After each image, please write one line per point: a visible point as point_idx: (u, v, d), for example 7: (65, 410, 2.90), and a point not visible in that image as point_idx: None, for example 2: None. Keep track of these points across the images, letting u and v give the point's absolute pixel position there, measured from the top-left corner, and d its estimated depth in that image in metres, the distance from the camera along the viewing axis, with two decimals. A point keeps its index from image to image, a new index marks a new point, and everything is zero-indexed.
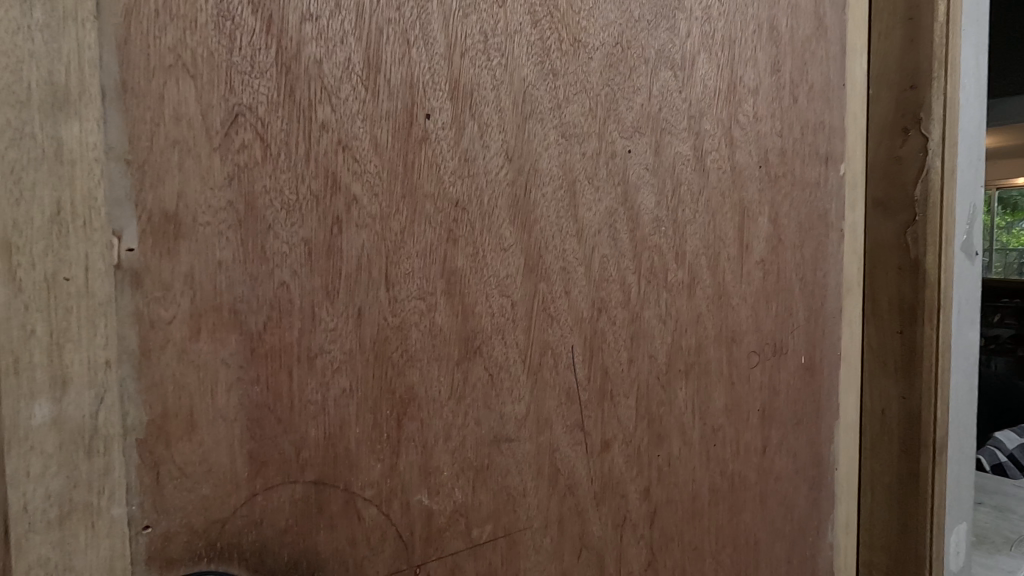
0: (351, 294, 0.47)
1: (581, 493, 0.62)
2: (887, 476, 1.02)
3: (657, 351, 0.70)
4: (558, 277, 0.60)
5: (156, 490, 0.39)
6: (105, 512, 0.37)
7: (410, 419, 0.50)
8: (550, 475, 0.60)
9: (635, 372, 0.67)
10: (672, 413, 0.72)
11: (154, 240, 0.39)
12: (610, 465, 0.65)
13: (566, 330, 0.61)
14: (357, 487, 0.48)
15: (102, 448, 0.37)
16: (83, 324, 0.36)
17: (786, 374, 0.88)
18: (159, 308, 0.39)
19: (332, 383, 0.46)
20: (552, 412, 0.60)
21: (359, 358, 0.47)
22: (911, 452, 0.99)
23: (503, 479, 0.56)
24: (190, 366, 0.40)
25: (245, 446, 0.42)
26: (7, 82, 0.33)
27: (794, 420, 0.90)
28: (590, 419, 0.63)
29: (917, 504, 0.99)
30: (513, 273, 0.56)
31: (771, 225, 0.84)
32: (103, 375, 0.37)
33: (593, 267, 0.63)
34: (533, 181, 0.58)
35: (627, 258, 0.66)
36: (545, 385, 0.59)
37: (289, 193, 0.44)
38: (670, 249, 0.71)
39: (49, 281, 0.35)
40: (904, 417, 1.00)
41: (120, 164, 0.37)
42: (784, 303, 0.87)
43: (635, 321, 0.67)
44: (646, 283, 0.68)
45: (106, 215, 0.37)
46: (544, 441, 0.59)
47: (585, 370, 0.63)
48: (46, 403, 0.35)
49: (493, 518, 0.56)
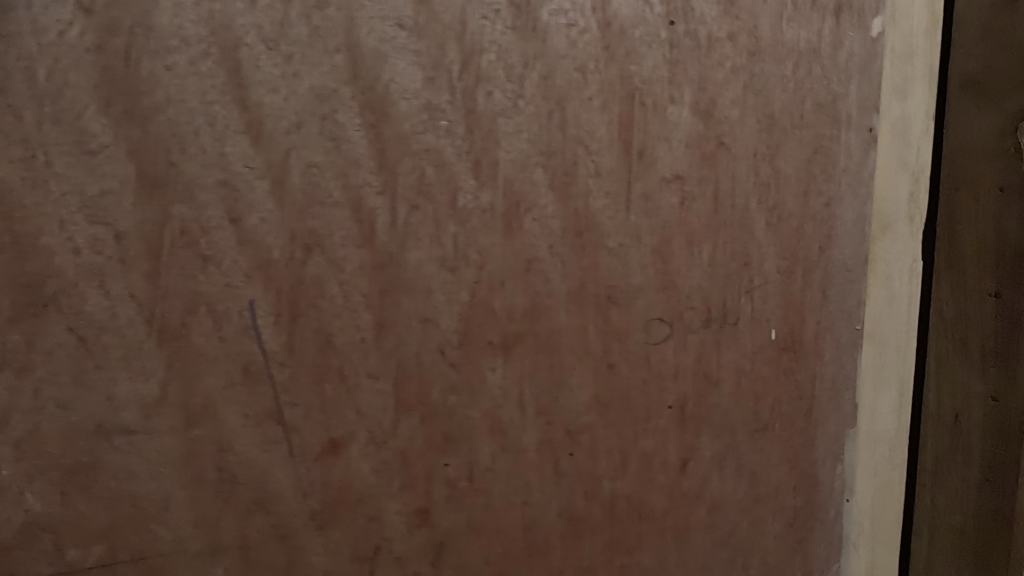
0: None
1: (282, 511, 0.44)
2: (958, 504, 0.71)
3: (436, 314, 0.46)
4: (213, 198, 0.39)
5: None
6: None
7: None
8: (219, 484, 0.42)
9: (388, 343, 0.45)
10: (475, 405, 0.48)
11: None
12: (342, 474, 0.45)
13: (235, 278, 0.41)
14: None
15: None
16: None
17: (736, 356, 0.57)
18: None
19: None
20: (214, 394, 0.41)
21: None
22: (1000, 473, 0.68)
23: (122, 486, 0.40)
24: None
25: None
26: None
27: (755, 425, 0.59)
28: (295, 408, 0.43)
29: (1005, 547, 0.69)
30: (116, 190, 0.38)
31: (704, 122, 0.52)
32: None
33: (289, 185, 0.41)
34: (143, 44, 0.37)
35: (365, 171, 0.43)
36: (198, 357, 0.40)
37: None
38: (461, 158, 0.45)
39: None
40: (992, 420, 0.68)
41: None
42: (732, 247, 0.55)
43: (384, 266, 0.44)
44: (408, 209, 0.44)
45: None
46: (202, 436, 0.41)
47: (281, 338, 0.42)
48: None
49: (108, 536, 0.40)
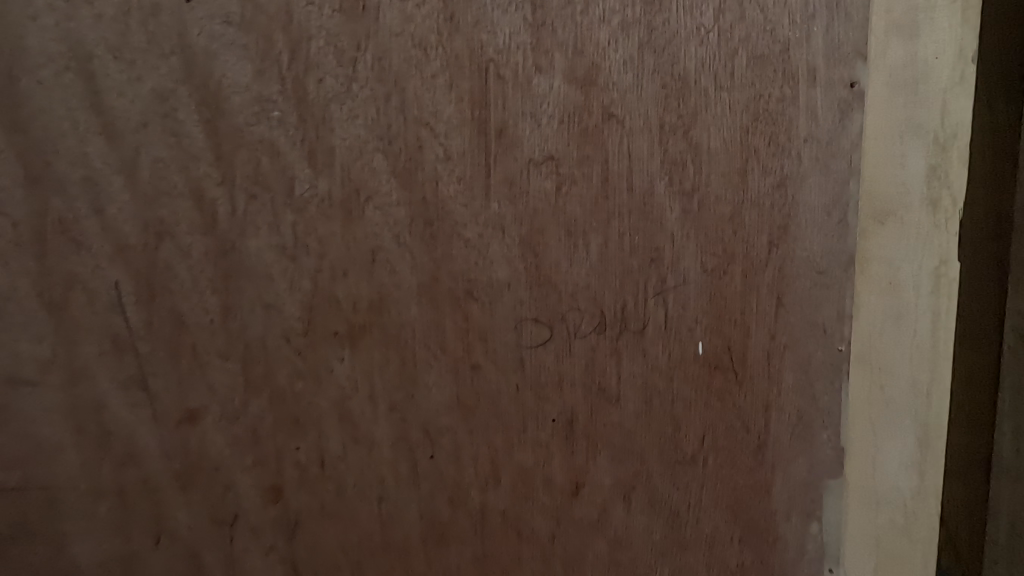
0: None
1: (150, 467, 0.49)
2: None
3: (279, 300, 0.47)
4: (81, 191, 0.46)
5: None
6: None
7: None
8: (99, 437, 0.49)
9: (233, 325, 0.47)
10: (322, 394, 0.48)
11: None
12: (199, 443, 0.49)
13: (101, 260, 0.47)
14: None
15: None
16: None
17: (642, 370, 0.48)
18: None
19: None
20: (91, 359, 0.48)
21: None
22: None
23: (27, 426, 0.49)
24: None
25: None
26: None
27: (674, 454, 0.49)
28: (155, 378, 0.48)
29: None
30: (9, 186, 0.46)
31: (583, 91, 0.45)
32: None
33: (139, 178, 0.46)
34: (20, 65, 0.44)
35: (204, 162, 0.46)
36: (77, 326, 0.48)
37: None
38: (293, 147, 0.45)
39: None
40: None
41: None
42: (634, 239, 0.46)
43: (226, 252, 0.47)
44: (246, 198, 0.46)
45: None
46: (83, 394, 0.48)
47: (140, 315, 0.47)
48: None
49: (20, 465, 0.49)
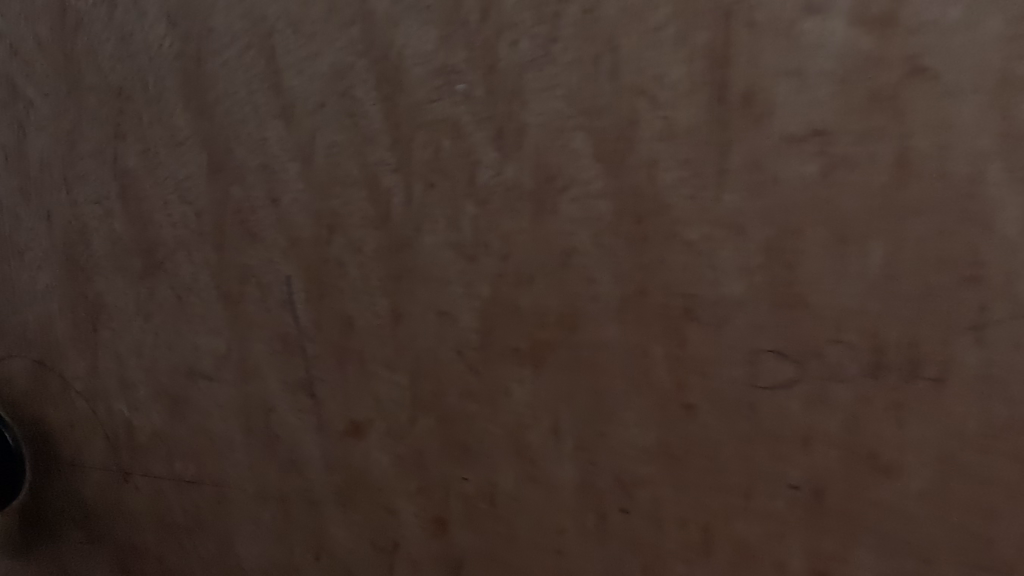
0: (38, 195, 0.49)
1: (312, 478, 0.46)
2: None
3: (454, 307, 0.40)
4: (258, 179, 0.43)
5: None
6: None
7: (104, 326, 0.49)
8: (266, 439, 0.46)
9: (403, 332, 0.42)
10: (497, 420, 0.41)
11: None
12: (362, 460, 0.44)
13: (275, 254, 0.43)
14: (70, 379, 0.51)
15: None
16: None
17: (937, 434, 0.34)
18: None
19: (38, 278, 0.50)
20: (261, 358, 0.45)
21: (53, 257, 0.49)
22: None
23: (202, 421, 0.48)
24: None
25: None
26: None
27: (980, 557, 0.34)
28: (322, 384, 0.44)
29: None
30: (194, 174, 0.44)
31: (876, 38, 0.31)
32: None
33: (314, 165, 0.41)
34: (207, 46, 0.42)
35: (380, 147, 0.40)
36: (250, 322, 0.45)
37: None
38: (479, 126, 0.38)
39: None
40: None
41: None
42: (943, 250, 0.32)
43: (398, 250, 0.41)
44: (424, 187, 0.40)
45: None
46: (254, 393, 0.46)
47: (310, 314, 0.43)
48: None
49: (195, 459, 0.48)
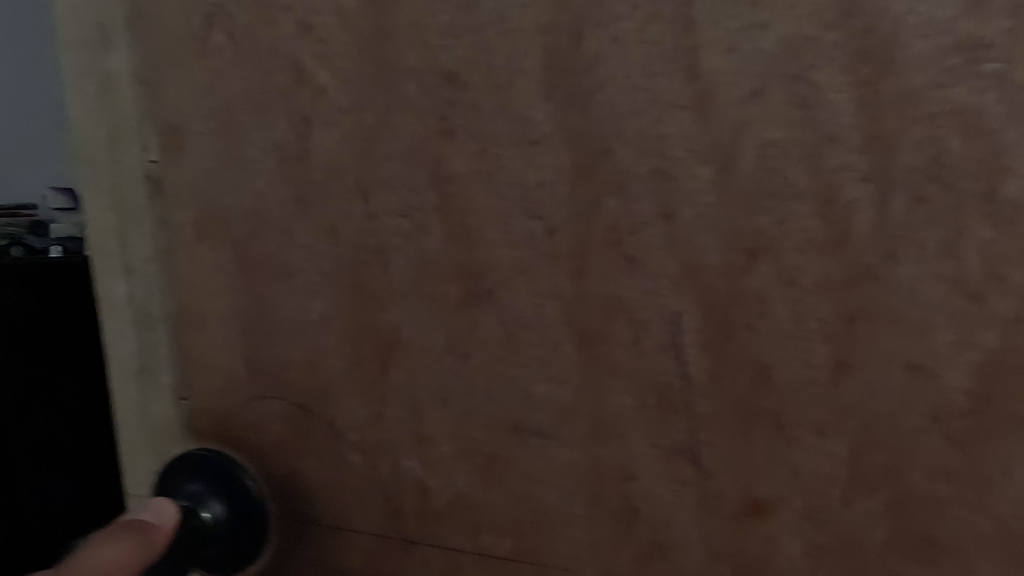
0: (321, 205, 0.40)
1: (682, 565, 0.36)
2: None
3: (934, 360, 0.31)
4: (647, 190, 0.33)
5: (186, 370, 0.46)
6: (159, 379, 0.47)
7: (398, 366, 0.40)
8: (619, 512, 0.37)
9: (849, 390, 0.32)
10: (984, 508, 0.31)
11: (165, 150, 0.43)
12: (760, 546, 0.35)
13: (661, 285, 0.34)
14: (343, 427, 0.42)
15: (153, 326, 0.46)
16: (133, 224, 0.45)
17: None
18: (173, 214, 0.44)
19: (310, 307, 0.41)
20: (622, 414, 0.36)
21: (336, 281, 0.40)
22: None
23: (529, 485, 0.39)
24: (198, 267, 0.44)
25: (243, 350, 0.44)
26: (77, 30, 0.43)
27: None
28: (712, 450, 0.35)
29: None
30: (551, 182, 0.35)
31: None
32: (147, 268, 0.45)
33: (736, 172, 0.32)
34: (592, 16, 0.32)
35: (848, 147, 0.30)
36: (612, 369, 0.36)
37: (259, 91, 0.40)
38: (1019, 120, 0.28)
39: (114, 188, 0.45)
40: None
41: (139, 84, 0.42)
42: None
43: (858, 283, 0.31)
44: (910, 202, 0.30)
45: (137, 132, 0.43)
46: (607, 456, 0.37)
47: (704, 361, 0.34)
48: (123, 281, 0.46)
49: (513, 529, 0.40)
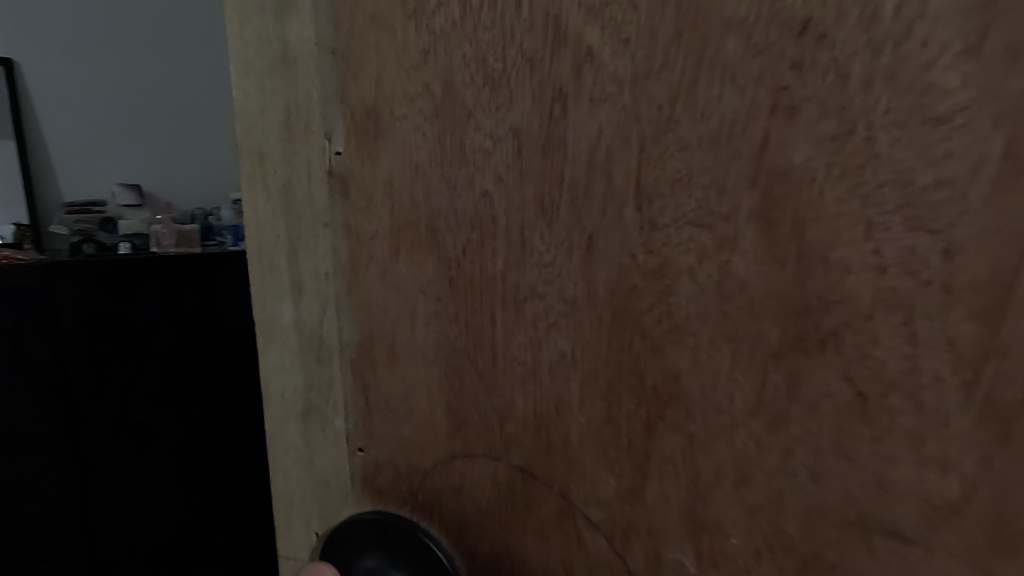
0: (576, 210, 0.30)
1: None
2: None
3: None
4: None
5: (367, 416, 0.37)
6: (332, 421, 0.38)
7: (671, 428, 0.30)
8: None
9: None
10: None
11: (357, 140, 0.34)
12: None
13: None
14: (581, 500, 0.32)
15: (327, 358, 0.37)
16: (309, 233, 0.36)
17: None
18: (363, 220, 0.35)
19: (546, 343, 0.31)
20: None
21: (588, 313, 0.30)
22: None
23: None
24: (390, 289, 0.34)
25: (444, 395, 0.34)
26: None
27: None
28: None
29: None
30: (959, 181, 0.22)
31: None
32: (324, 286, 0.36)
33: None
34: None
35: None
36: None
37: (494, 60, 0.30)
38: None
39: (287, 188, 0.37)
40: None
41: (329, 57, 0.34)
42: None
43: None
44: None
45: (321, 117, 0.35)
46: None
47: None
48: (291, 304, 0.38)
49: None
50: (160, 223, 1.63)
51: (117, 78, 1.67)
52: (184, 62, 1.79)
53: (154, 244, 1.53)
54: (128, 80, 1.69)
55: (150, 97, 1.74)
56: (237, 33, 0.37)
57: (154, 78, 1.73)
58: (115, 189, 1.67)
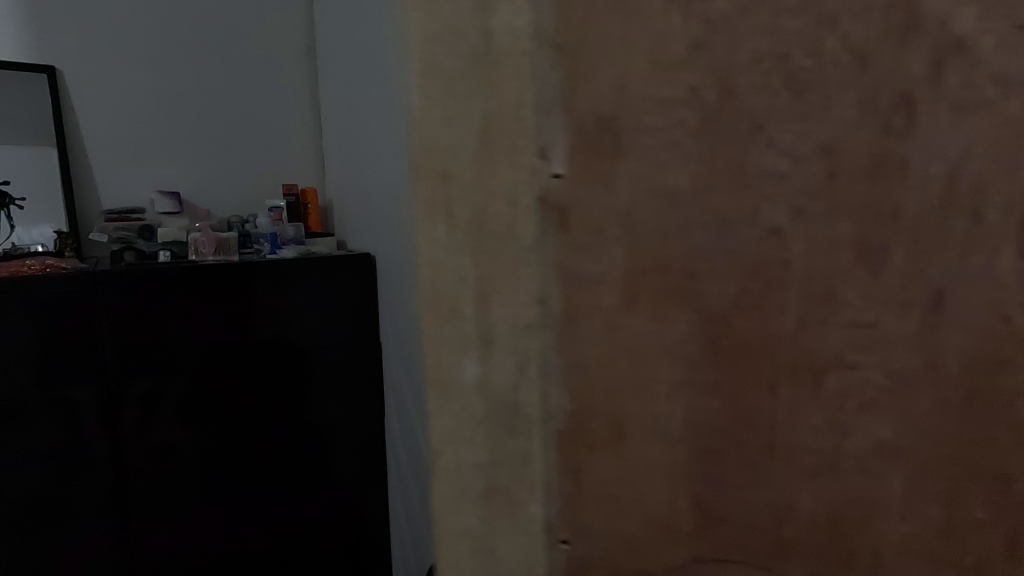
0: (916, 257, 0.22)
1: None
2: None
3: None
4: None
5: (576, 502, 0.30)
6: (524, 505, 0.31)
7: None
8: None
9: None
10: None
11: (586, 160, 0.26)
12: None
13: None
14: None
15: (524, 429, 0.30)
16: (508, 274, 0.29)
17: None
18: (586, 262, 0.27)
19: (853, 428, 0.24)
20: None
21: (924, 391, 0.23)
22: None
23: None
24: (621, 349, 0.27)
25: (692, 482, 0.27)
26: None
27: None
28: None
29: None
30: None
31: None
32: (525, 342, 0.29)
33: None
34: None
35: None
36: None
37: (801, 58, 0.23)
38: None
39: (479, 218, 0.29)
40: None
41: (550, 53, 0.26)
42: None
43: None
44: None
45: (533, 130, 0.27)
46: None
47: None
48: (476, 361, 0.30)
49: None
50: (200, 231, 1.37)
51: (152, 69, 1.40)
52: (244, 58, 1.52)
53: (195, 254, 1.32)
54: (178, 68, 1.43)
55: (189, 91, 1.45)
56: (414, 17, 0.28)
57: (195, 69, 1.45)
58: (153, 196, 1.39)
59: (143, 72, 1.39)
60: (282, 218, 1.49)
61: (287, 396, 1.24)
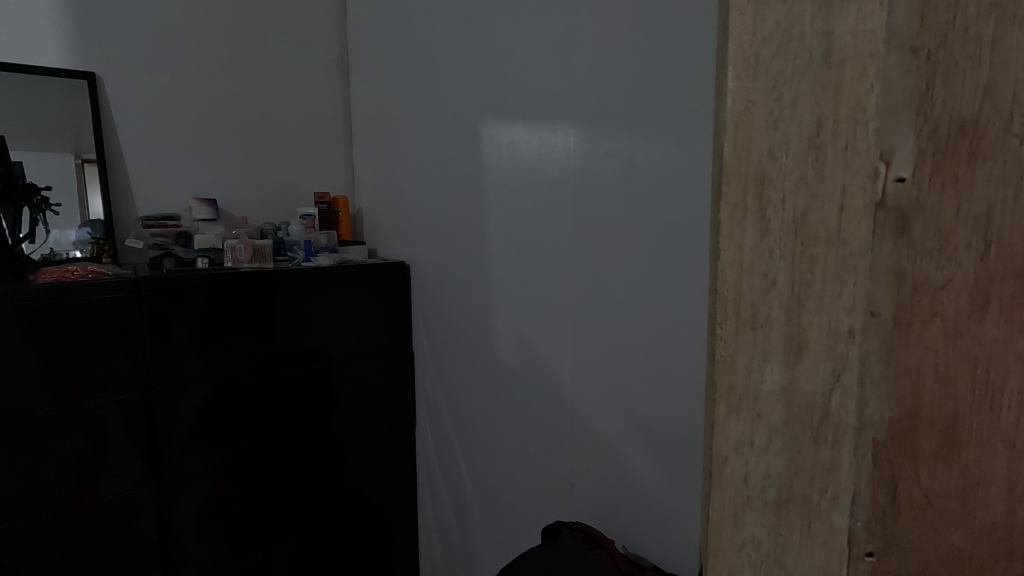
0: None
1: None
2: None
3: None
4: None
5: (889, 512, 0.29)
6: (825, 517, 0.30)
7: None
8: None
9: None
10: None
11: (937, 162, 0.26)
12: None
13: None
14: None
15: (831, 437, 0.29)
16: (829, 279, 0.28)
17: None
18: (928, 267, 0.27)
19: None
20: None
21: None
22: None
23: None
24: (963, 357, 0.27)
25: None
26: None
27: None
28: None
29: None
30: None
31: None
32: (844, 347, 0.28)
33: None
34: None
35: None
36: None
37: None
38: None
39: (798, 222, 0.28)
40: None
41: (903, 56, 0.26)
42: None
43: None
44: None
45: (875, 133, 0.27)
46: None
47: None
48: (778, 368, 0.30)
49: None
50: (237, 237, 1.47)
51: (197, 85, 1.57)
52: (279, 79, 1.71)
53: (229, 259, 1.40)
54: (218, 84, 1.61)
55: (228, 104, 1.63)
56: (738, 23, 0.28)
57: (233, 84, 1.63)
58: (190, 203, 1.52)
59: (188, 86, 1.56)
60: (315, 226, 1.63)
61: (306, 384, 1.39)
